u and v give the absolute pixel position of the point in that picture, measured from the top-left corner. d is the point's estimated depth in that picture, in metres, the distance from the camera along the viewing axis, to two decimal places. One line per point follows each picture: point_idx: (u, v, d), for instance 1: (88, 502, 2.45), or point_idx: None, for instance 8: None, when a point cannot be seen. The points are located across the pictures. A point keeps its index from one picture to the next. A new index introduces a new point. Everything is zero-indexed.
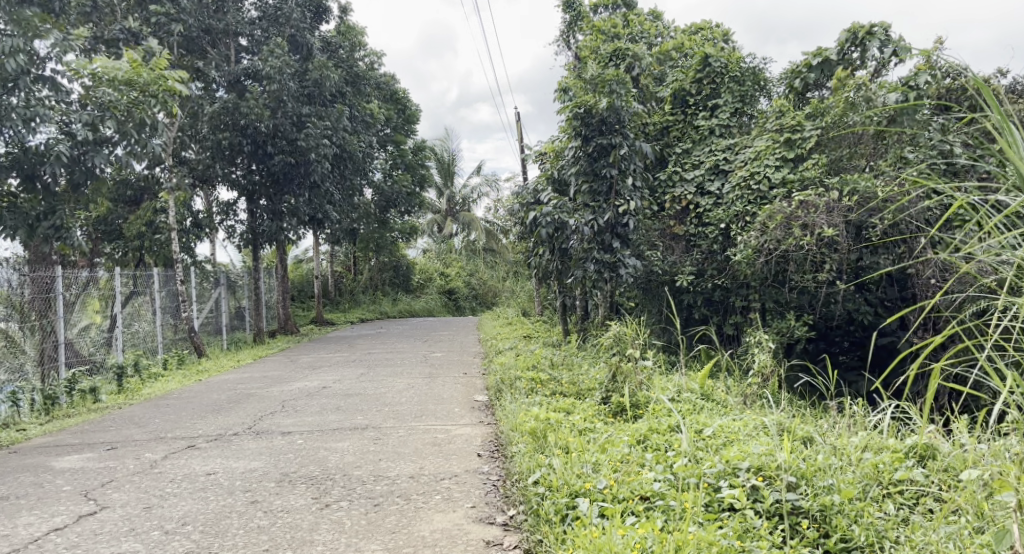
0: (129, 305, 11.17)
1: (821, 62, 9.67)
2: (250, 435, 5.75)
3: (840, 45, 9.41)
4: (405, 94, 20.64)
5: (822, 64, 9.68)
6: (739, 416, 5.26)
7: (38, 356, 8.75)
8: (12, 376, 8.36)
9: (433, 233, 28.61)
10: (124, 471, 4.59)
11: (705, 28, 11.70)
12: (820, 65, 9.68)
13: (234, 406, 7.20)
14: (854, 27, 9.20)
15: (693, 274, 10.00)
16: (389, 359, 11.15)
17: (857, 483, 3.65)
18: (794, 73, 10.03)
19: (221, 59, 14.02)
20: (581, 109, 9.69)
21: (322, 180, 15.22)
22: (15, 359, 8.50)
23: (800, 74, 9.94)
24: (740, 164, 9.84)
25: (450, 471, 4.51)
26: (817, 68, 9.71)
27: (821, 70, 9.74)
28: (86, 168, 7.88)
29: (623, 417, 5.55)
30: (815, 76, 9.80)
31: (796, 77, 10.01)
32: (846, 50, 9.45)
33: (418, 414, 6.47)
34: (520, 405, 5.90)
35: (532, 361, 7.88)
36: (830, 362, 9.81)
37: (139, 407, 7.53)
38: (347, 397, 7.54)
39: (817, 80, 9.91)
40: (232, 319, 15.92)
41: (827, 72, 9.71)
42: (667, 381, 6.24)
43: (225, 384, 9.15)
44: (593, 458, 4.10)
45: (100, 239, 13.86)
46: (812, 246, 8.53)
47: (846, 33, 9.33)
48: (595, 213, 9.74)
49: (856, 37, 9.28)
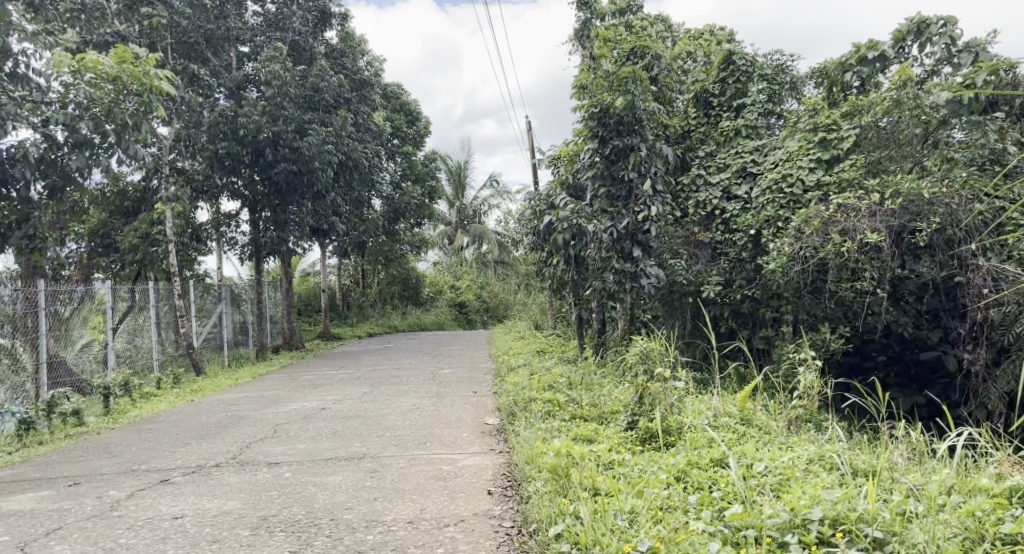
0: (126, 321, 10.59)
1: (876, 56, 8.78)
2: (232, 468, 5.11)
3: (899, 37, 8.60)
4: (412, 104, 20.06)
5: (874, 58, 8.80)
6: (790, 446, 4.62)
7: (32, 373, 8.50)
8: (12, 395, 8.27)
9: (445, 246, 27.90)
10: (77, 516, 4.00)
11: (709, 31, 11.08)
12: (875, 61, 8.81)
13: (221, 432, 6.57)
14: (917, 17, 8.41)
15: (721, 284, 9.30)
16: (395, 376, 10.50)
17: (959, 540, 2.99)
18: (841, 66, 9.15)
19: (222, 66, 13.51)
20: (597, 109, 9.06)
21: (327, 190, 14.69)
22: (15, 376, 8.33)
23: (850, 69, 9.07)
24: (769, 167, 9.20)
25: (456, 514, 3.86)
26: (871, 63, 8.81)
27: (875, 66, 8.83)
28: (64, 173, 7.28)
29: (653, 446, 4.93)
30: (867, 72, 8.90)
31: (845, 71, 9.14)
32: (903, 44, 8.63)
33: (423, 440, 5.82)
34: (536, 432, 5.25)
35: (548, 381, 7.17)
36: (868, 378, 9.10)
37: (119, 432, 6.91)
38: (346, 420, 6.90)
39: (869, 78, 8.98)
40: (235, 334, 15.34)
41: (884, 70, 8.78)
42: (701, 404, 5.60)
43: (218, 405, 8.49)
44: (628, 505, 3.46)
45: (95, 256, 13.23)
46: (853, 252, 7.86)
47: (907, 23, 8.49)
48: (614, 219, 9.13)
49: (921, 30, 8.42)
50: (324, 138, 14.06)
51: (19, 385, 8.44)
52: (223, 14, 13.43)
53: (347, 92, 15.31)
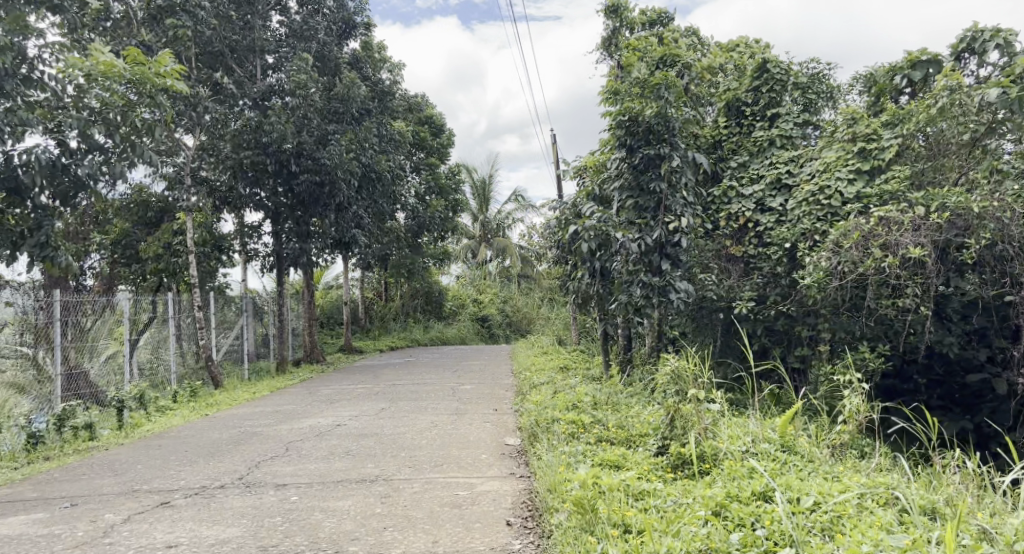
0: (145, 335, 10.46)
1: (929, 61, 8.47)
2: (237, 489, 4.85)
3: (954, 47, 8.30)
4: (437, 117, 19.88)
5: (928, 64, 8.48)
6: (837, 478, 4.28)
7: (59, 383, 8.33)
8: (39, 404, 8.15)
9: (468, 260, 27.64)
10: (67, 544, 3.80)
11: (743, 43, 10.74)
12: (927, 65, 8.49)
13: (231, 450, 6.30)
14: (975, 25, 8.12)
15: (753, 300, 8.92)
16: (414, 392, 10.20)
17: None
18: (891, 72, 8.78)
19: (247, 77, 13.41)
20: (625, 117, 8.79)
21: (349, 202, 14.57)
22: (41, 385, 8.21)
23: (901, 73, 8.67)
24: (805, 178, 8.84)
25: (471, 550, 3.63)
26: (923, 67, 8.47)
27: (927, 71, 8.49)
28: (77, 178, 7.07)
29: (686, 474, 4.61)
30: (919, 76, 8.52)
31: (893, 78, 8.81)
32: (960, 54, 8.29)
33: (440, 462, 5.53)
34: (559, 456, 4.94)
35: (572, 399, 6.81)
36: (909, 400, 8.62)
37: (127, 448, 6.67)
38: (360, 438, 6.62)
39: (918, 85, 8.63)
40: (255, 346, 15.18)
41: (931, 75, 8.46)
42: (738, 429, 5.25)
43: (233, 420, 8.24)
44: (663, 546, 3.17)
45: (117, 267, 12.90)
46: (895, 268, 7.46)
47: (963, 33, 8.22)
48: (642, 231, 8.81)
49: (974, 38, 8.14)
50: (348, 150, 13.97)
51: (46, 395, 8.29)
52: (248, 24, 13.36)
53: (371, 104, 15.17)
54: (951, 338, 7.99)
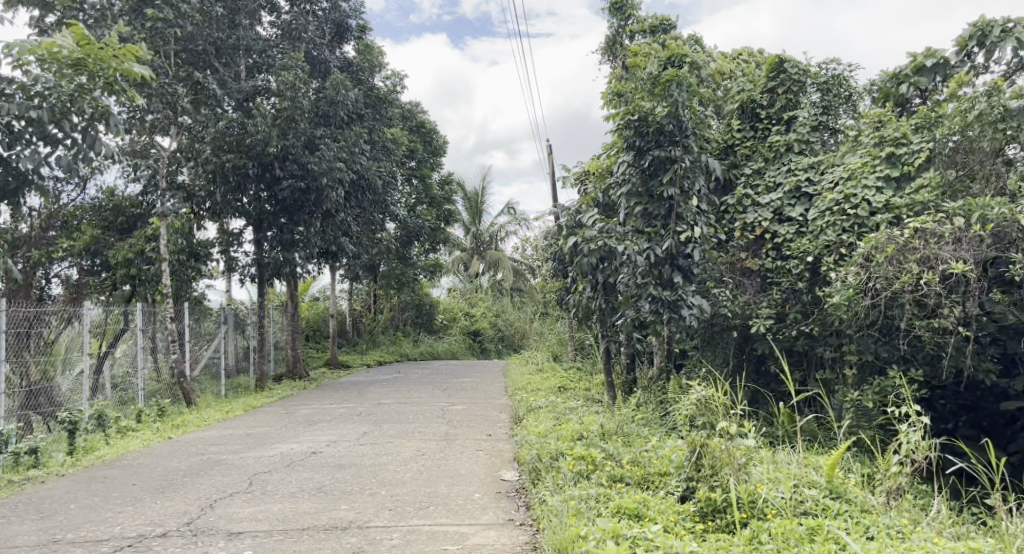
0: (112, 348, 9.61)
1: (936, 64, 7.92)
2: (181, 538, 4.08)
3: (961, 45, 7.69)
4: (430, 126, 19.07)
5: (935, 67, 7.96)
6: (908, 539, 3.57)
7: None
8: None
9: (459, 272, 26.83)
10: None
11: (749, 52, 10.09)
12: (934, 69, 7.95)
13: (186, 484, 5.47)
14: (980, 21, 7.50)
15: (772, 318, 8.15)
16: (400, 413, 9.34)
17: None
18: (894, 78, 8.23)
19: (230, 77, 12.55)
20: (634, 116, 8.06)
21: (336, 208, 13.68)
22: None
23: (907, 80, 8.12)
24: (828, 186, 8.08)
25: None
26: (931, 72, 7.94)
27: (934, 75, 7.98)
28: (19, 172, 5.91)
29: (723, 528, 3.86)
30: (927, 82, 8.00)
31: (898, 83, 8.21)
32: (968, 51, 7.71)
33: (424, 503, 4.73)
34: (567, 501, 4.16)
35: (578, 428, 5.98)
36: (939, 429, 7.85)
37: (68, 480, 5.84)
38: (336, 470, 5.81)
39: (926, 88, 8.09)
40: (235, 360, 14.26)
41: (941, 78, 7.96)
42: (775, 468, 4.49)
43: (198, 445, 7.39)
44: None
45: (87, 278, 11.76)
46: (934, 285, 6.71)
47: (970, 29, 7.64)
48: (652, 240, 8.05)
49: (984, 34, 7.54)
50: (335, 154, 13.02)
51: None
52: (232, 23, 12.52)
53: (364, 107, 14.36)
54: (989, 363, 7.19)
